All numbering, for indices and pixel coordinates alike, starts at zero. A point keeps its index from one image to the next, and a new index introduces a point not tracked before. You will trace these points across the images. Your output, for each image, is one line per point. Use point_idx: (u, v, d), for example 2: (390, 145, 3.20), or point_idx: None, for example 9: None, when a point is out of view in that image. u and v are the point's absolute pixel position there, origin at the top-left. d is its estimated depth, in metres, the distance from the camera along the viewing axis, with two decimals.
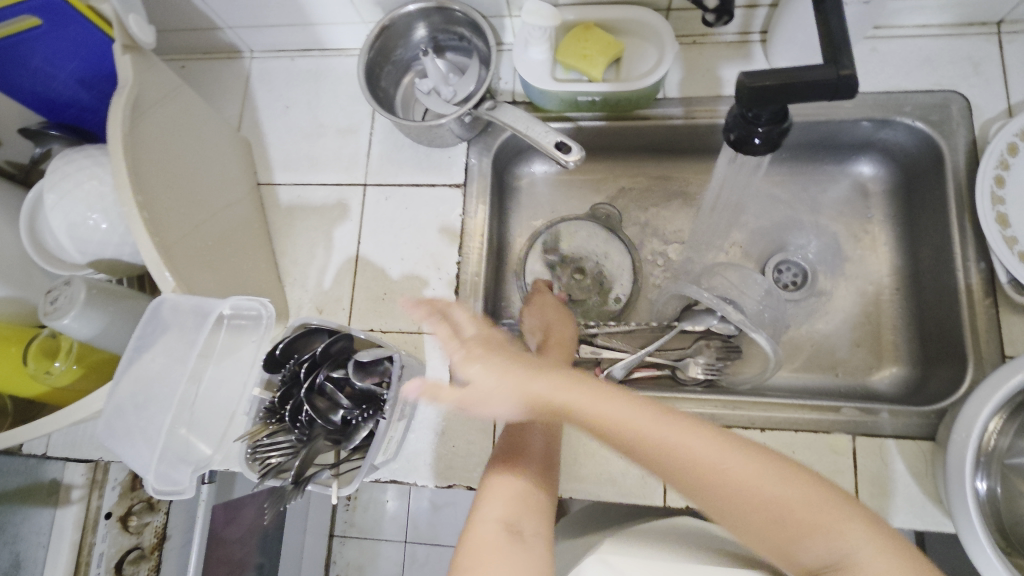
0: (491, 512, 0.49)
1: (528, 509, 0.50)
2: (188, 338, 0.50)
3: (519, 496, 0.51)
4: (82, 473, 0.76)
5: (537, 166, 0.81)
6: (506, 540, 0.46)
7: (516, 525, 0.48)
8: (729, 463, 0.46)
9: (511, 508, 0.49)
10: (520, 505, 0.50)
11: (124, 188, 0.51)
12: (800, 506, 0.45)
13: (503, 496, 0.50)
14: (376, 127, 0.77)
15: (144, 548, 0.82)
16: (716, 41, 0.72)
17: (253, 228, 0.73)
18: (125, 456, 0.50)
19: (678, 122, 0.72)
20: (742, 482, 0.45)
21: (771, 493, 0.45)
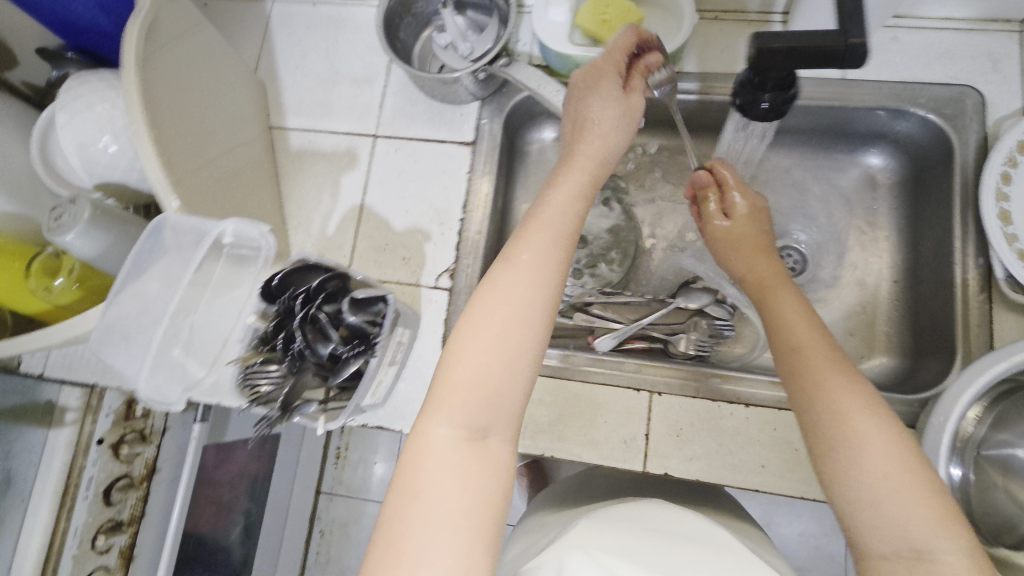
0: (452, 413, 0.40)
1: (496, 390, 0.41)
2: (184, 260, 0.50)
3: (484, 371, 0.41)
4: (77, 397, 0.78)
5: (548, 133, 0.82)
6: (469, 452, 0.39)
7: (478, 425, 0.40)
8: (832, 371, 0.47)
9: (471, 409, 0.40)
10: (485, 392, 0.41)
11: (135, 111, 0.51)
12: (876, 432, 0.43)
13: (484, 339, 0.42)
14: (391, 80, 0.77)
15: (134, 477, 0.84)
16: (737, 19, 0.72)
17: (261, 169, 0.73)
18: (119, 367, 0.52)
19: (693, 97, 0.71)
20: (837, 392, 0.46)
21: (884, 460, 0.42)
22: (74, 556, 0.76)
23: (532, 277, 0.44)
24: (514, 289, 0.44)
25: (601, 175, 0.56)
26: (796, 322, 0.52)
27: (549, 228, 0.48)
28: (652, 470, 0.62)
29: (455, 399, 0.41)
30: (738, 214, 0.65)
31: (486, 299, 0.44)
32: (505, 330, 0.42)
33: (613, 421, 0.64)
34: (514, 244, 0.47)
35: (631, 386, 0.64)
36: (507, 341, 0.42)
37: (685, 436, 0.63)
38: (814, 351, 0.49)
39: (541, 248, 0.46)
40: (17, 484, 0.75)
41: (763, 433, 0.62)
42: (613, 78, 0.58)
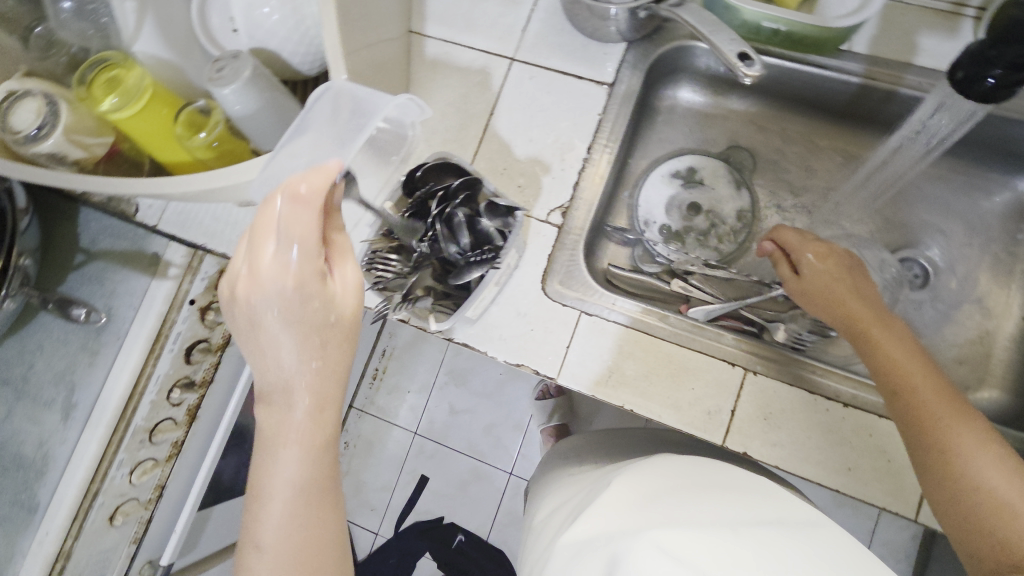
0: (278, 527, 0.41)
1: (309, 534, 0.42)
2: (342, 133, 0.48)
3: (308, 506, 0.42)
4: (181, 255, 0.80)
5: (683, 92, 0.78)
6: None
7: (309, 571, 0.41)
8: (948, 412, 0.49)
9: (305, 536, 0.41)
10: (310, 532, 0.42)
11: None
12: (988, 464, 0.45)
13: (278, 542, 0.41)
14: (541, 5, 0.75)
15: (212, 343, 0.89)
16: (924, 7, 0.66)
17: (397, 69, 0.73)
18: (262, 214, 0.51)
19: (856, 80, 0.67)
20: (953, 430, 0.48)
21: (994, 489, 0.44)
22: (153, 401, 0.81)
23: (310, 455, 0.41)
24: (302, 457, 0.41)
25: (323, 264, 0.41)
26: (907, 368, 0.52)
27: (319, 346, 0.41)
28: (732, 447, 0.61)
29: (281, 536, 0.41)
30: (814, 266, 0.62)
31: (282, 487, 0.41)
32: (305, 472, 0.41)
33: (701, 390, 0.63)
34: (280, 367, 0.41)
35: (726, 360, 0.63)
36: (302, 514, 0.41)
37: (772, 421, 0.61)
38: (932, 397, 0.50)
39: (311, 420, 0.41)
40: (114, 323, 0.80)
41: (856, 437, 0.60)
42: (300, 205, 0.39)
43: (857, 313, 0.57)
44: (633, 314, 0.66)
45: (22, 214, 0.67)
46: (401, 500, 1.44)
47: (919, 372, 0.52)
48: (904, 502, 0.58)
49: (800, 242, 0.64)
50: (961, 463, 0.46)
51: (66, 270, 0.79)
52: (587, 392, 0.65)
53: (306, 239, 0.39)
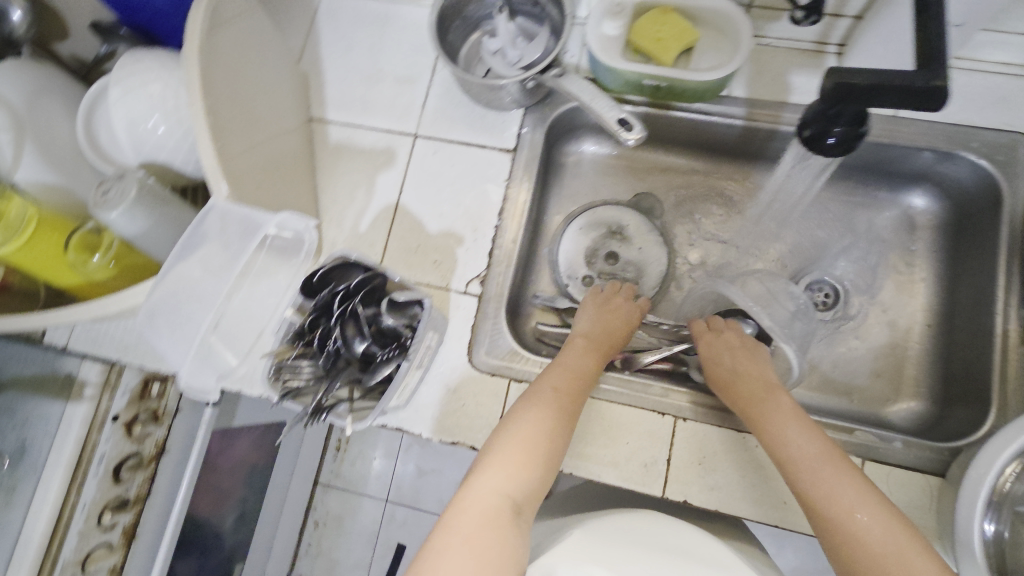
0: (504, 462, 0.50)
1: (521, 474, 0.50)
2: (223, 263, 0.49)
3: (525, 462, 0.51)
4: (96, 372, 0.78)
5: (587, 146, 0.81)
6: (505, 516, 0.47)
7: (516, 496, 0.49)
8: (833, 477, 0.50)
9: (518, 482, 0.50)
10: (524, 475, 0.50)
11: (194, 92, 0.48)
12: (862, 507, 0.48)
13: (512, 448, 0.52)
14: (435, 82, 0.77)
15: (143, 456, 0.83)
16: (791, 47, 0.71)
17: (300, 160, 0.73)
18: (158, 351, 0.52)
19: (739, 123, 0.71)
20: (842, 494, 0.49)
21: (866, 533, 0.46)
22: (80, 531, 0.76)
23: (547, 418, 0.54)
24: (543, 422, 0.54)
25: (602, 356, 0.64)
26: (797, 443, 0.53)
27: (573, 366, 0.60)
28: (672, 497, 0.61)
29: (503, 466, 0.50)
30: (719, 338, 0.66)
31: (522, 430, 0.53)
32: (535, 438, 0.53)
33: (636, 442, 0.63)
34: (545, 375, 0.59)
35: (656, 410, 0.64)
36: (527, 455, 0.51)
37: (707, 464, 0.62)
38: (819, 469, 0.51)
39: (554, 399, 0.56)
40: (30, 455, 0.77)
41: None
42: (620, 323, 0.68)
43: (752, 398, 0.59)
44: None
45: None
46: None
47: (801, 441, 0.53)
48: None
49: (712, 324, 0.68)
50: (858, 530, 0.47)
51: None
52: None
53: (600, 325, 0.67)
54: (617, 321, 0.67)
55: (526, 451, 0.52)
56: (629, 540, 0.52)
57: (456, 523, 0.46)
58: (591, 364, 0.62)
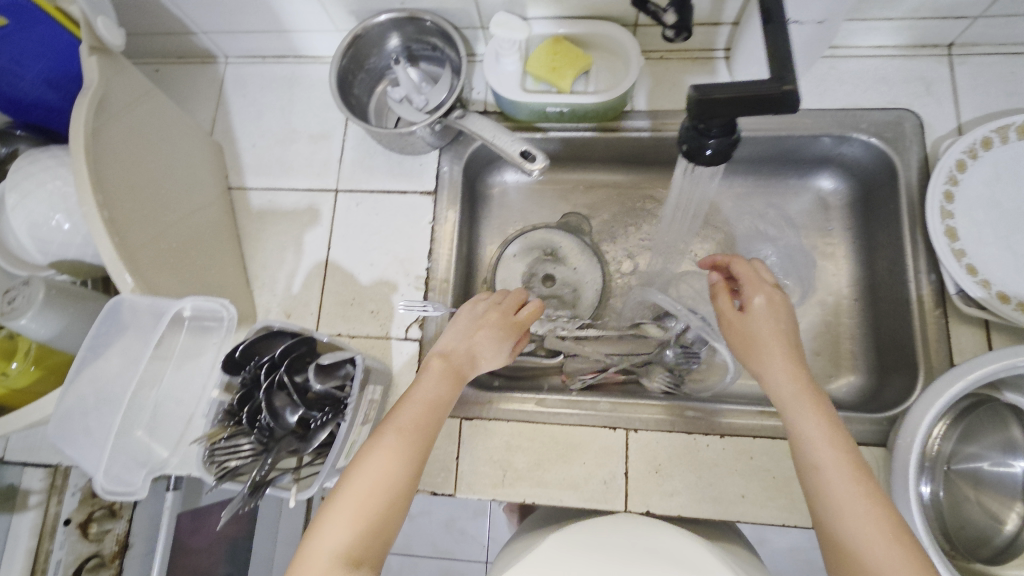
0: (344, 521, 0.43)
1: (364, 534, 0.43)
2: (135, 353, 0.50)
3: (363, 518, 0.43)
4: (40, 478, 0.75)
5: (509, 175, 0.82)
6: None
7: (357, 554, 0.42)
8: (851, 495, 0.43)
9: (358, 538, 0.43)
10: (364, 532, 0.43)
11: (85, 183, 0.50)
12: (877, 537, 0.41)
13: (356, 502, 0.44)
14: (349, 135, 0.78)
15: (104, 557, 0.79)
16: (683, 56, 0.74)
17: (222, 231, 0.72)
18: (75, 460, 0.50)
19: (646, 134, 0.73)
20: (858, 514, 0.42)
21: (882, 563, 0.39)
22: None
23: (398, 462, 0.46)
24: (387, 465, 0.45)
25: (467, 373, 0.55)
26: (830, 471, 0.44)
27: (425, 396, 0.50)
28: (634, 509, 0.62)
29: (337, 523, 0.43)
30: (756, 310, 0.54)
31: (365, 481, 0.45)
32: (375, 490, 0.44)
33: (592, 462, 0.64)
34: (394, 412, 0.49)
35: (607, 425, 0.65)
36: (366, 510, 0.44)
37: (664, 471, 0.63)
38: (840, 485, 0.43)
39: (402, 442, 0.47)
40: None
41: (740, 463, 0.62)
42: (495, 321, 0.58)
43: (787, 388, 0.49)
44: (508, 406, 0.66)
45: None
46: None
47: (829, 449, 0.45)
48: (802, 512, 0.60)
49: (756, 278, 0.56)
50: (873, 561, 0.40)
51: None
52: (487, 497, 0.64)
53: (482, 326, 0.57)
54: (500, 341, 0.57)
55: (369, 503, 0.44)
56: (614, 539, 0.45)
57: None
58: (447, 390, 0.52)
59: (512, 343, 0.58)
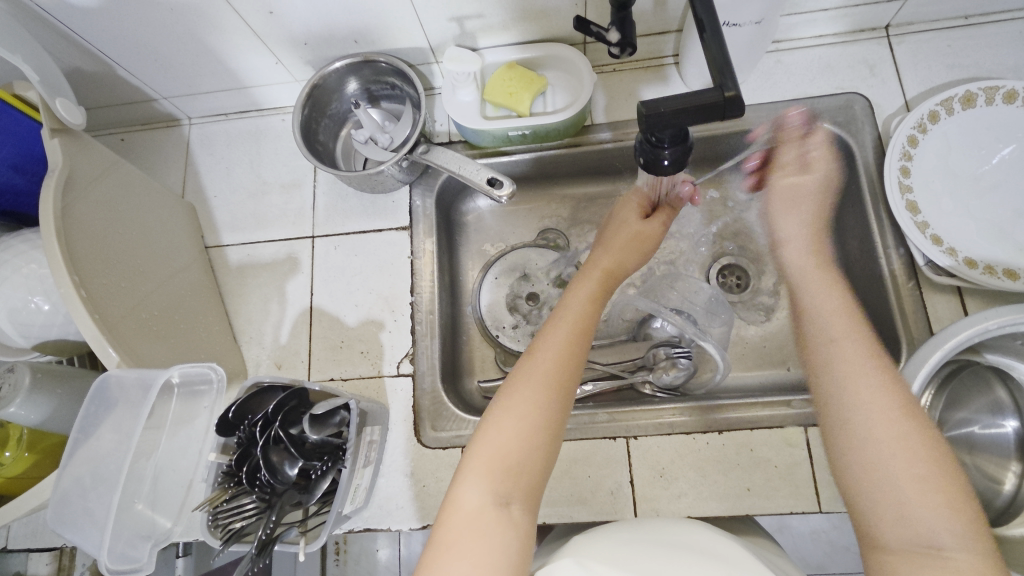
0: (499, 467, 0.47)
1: (514, 473, 0.47)
2: (127, 427, 0.50)
3: (508, 456, 0.47)
4: (46, 563, 0.74)
5: (481, 201, 0.84)
6: (493, 518, 0.45)
7: (504, 495, 0.46)
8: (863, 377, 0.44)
9: (505, 478, 0.46)
10: (506, 470, 0.47)
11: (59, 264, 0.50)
12: (889, 419, 0.42)
13: (502, 449, 0.47)
14: (319, 180, 0.79)
15: None
16: (634, 68, 0.76)
17: (203, 291, 0.72)
18: (76, 542, 0.50)
19: (609, 145, 0.75)
20: (871, 387, 0.44)
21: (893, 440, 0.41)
22: None
23: (535, 407, 0.49)
24: (521, 435, 0.48)
25: (609, 288, 0.60)
26: (852, 352, 0.46)
27: (556, 359, 0.52)
28: (644, 516, 0.62)
29: (490, 464, 0.46)
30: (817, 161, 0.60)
31: (510, 423, 0.48)
32: (511, 459, 0.47)
33: (598, 473, 0.64)
34: (524, 368, 0.52)
35: (607, 435, 0.65)
36: (518, 454, 0.47)
37: (668, 474, 0.63)
38: (852, 361, 0.45)
39: (543, 381, 0.50)
40: None
41: (741, 457, 0.63)
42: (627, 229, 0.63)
43: (821, 290, 0.51)
44: None
45: None
46: None
47: (844, 333, 0.47)
48: (807, 498, 0.61)
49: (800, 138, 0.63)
50: (879, 426, 0.42)
51: None
52: None
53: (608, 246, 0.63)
54: (605, 259, 0.61)
55: (515, 445, 0.47)
56: (634, 538, 0.44)
57: (446, 531, 0.45)
58: (576, 357, 0.53)
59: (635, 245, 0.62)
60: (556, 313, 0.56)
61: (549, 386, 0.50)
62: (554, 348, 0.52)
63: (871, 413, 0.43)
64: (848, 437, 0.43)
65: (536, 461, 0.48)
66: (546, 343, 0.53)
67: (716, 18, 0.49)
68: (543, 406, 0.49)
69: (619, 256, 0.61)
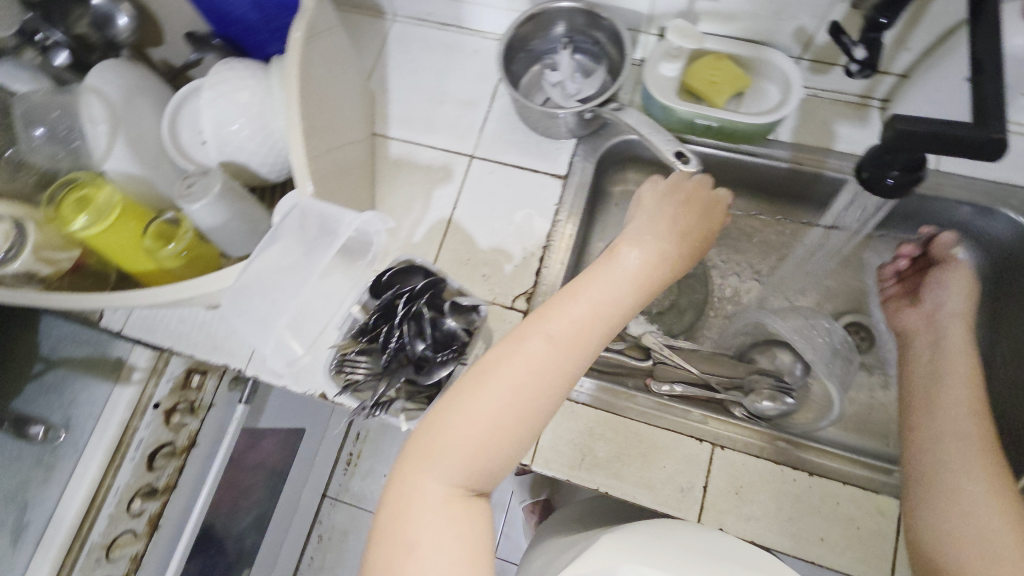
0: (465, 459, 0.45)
1: (480, 466, 0.45)
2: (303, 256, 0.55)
3: (476, 451, 0.45)
4: (146, 358, 0.79)
5: (632, 179, 0.84)
6: (453, 509, 0.44)
7: (465, 486, 0.45)
8: (962, 444, 0.57)
9: (469, 470, 0.45)
10: (469, 464, 0.45)
11: (292, 101, 0.54)
12: (965, 477, 0.54)
13: (467, 441, 0.45)
14: (494, 107, 0.81)
15: (176, 447, 0.85)
16: (836, 99, 0.74)
17: (363, 169, 0.77)
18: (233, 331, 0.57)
19: (785, 165, 0.74)
20: (954, 456, 0.56)
21: (951, 497, 0.54)
22: (111, 515, 0.77)
23: (513, 403, 0.46)
24: (486, 430, 0.45)
25: (651, 285, 0.54)
26: (950, 420, 0.59)
27: (551, 350, 0.47)
28: (707, 524, 0.61)
29: (454, 454, 0.45)
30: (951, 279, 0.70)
31: (478, 414, 0.45)
32: (473, 451, 0.45)
33: (673, 467, 0.64)
34: (508, 352, 0.47)
35: (695, 436, 0.65)
36: (481, 448, 0.45)
37: (743, 494, 0.62)
38: (961, 425, 0.58)
39: (525, 376, 0.46)
40: (72, 434, 0.78)
41: (824, 506, 0.61)
42: (669, 224, 0.57)
43: (960, 360, 0.64)
44: (595, 394, 0.67)
45: None
46: None
47: (959, 406, 0.60)
48: (879, 570, 0.59)
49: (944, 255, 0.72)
50: (939, 474, 0.55)
51: (24, 379, 0.79)
52: (562, 476, 0.65)
53: (653, 231, 0.56)
54: (648, 252, 0.55)
55: (476, 437, 0.45)
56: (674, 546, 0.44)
57: (401, 507, 0.44)
58: (574, 353, 0.48)
59: (676, 241, 0.57)
60: (568, 292, 0.51)
61: (536, 379, 0.46)
62: (552, 334, 0.48)
63: (956, 471, 0.55)
64: (927, 472, 0.56)
65: (501, 458, 0.46)
66: (541, 324, 0.49)
67: (997, 64, 0.46)
68: (519, 401, 0.46)
69: (664, 250, 0.55)
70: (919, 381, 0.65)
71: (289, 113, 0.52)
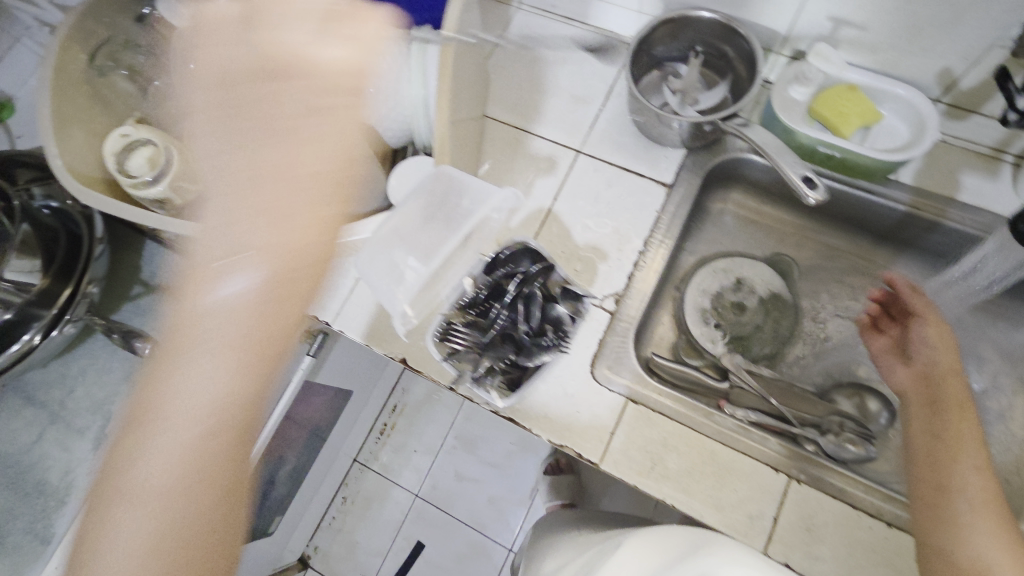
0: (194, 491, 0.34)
1: (178, 503, 0.35)
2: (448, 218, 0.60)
3: (179, 488, 0.35)
4: None
5: (733, 198, 0.83)
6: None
7: (162, 548, 0.35)
8: (965, 450, 0.54)
9: (154, 518, 0.35)
10: (162, 513, 0.35)
11: (444, 69, 0.56)
12: (975, 484, 0.52)
13: (160, 467, 0.35)
14: (607, 106, 0.81)
15: (246, 385, 0.89)
16: (967, 148, 0.72)
17: (472, 149, 0.78)
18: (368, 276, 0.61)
19: (902, 207, 0.71)
20: (967, 461, 0.53)
21: (956, 505, 0.51)
22: None
23: (187, 431, 0.35)
24: (170, 458, 0.35)
25: (304, 189, 0.36)
26: (941, 422, 0.57)
27: (228, 328, 0.36)
28: (773, 556, 0.60)
29: (155, 496, 0.35)
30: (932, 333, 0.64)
31: (179, 443, 0.35)
32: (172, 480, 0.35)
33: (744, 492, 0.63)
34: (206, 320, 0.36)
35: (771, 465, 0.64)
36: (171, 486, 0.35)
37: (815, 533, 0.61)
38: (961, 429, 0.55)
39: (236, 342, 0.36)
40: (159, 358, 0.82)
41: (899, 560, 0.59)
42: (333, 104, 0.37)
43: (936, 359, 0.62)
44: (674, 405, 0.66)
45: (97, 243, 0.79)
46: (393, 566, 1.51)
47: (952, 409, 0.57)
48: None
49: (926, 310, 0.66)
50: (946, 479, 0.53)
51: (123, 299, 0.85)
52: (629, 481, 0.65)
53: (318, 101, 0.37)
54: (305, 130, 0.37)
55: (167, 462, 0.35)
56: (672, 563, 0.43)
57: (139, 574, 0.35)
58: (230, 337, 0.36)
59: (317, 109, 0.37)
60: (229, 192, 0.37)
61: (206, 363, 0.35)
62: (223, 316, 0.36)
63: (965, 478, 0.52)
64: (932, 479, 0.54)
65: (189, 497, 0.35)
66: (242, 236, 0.36)
67: None
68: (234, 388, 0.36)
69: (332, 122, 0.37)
70: (917, 384, 0.62)
71: (442, 79, 0.54)
